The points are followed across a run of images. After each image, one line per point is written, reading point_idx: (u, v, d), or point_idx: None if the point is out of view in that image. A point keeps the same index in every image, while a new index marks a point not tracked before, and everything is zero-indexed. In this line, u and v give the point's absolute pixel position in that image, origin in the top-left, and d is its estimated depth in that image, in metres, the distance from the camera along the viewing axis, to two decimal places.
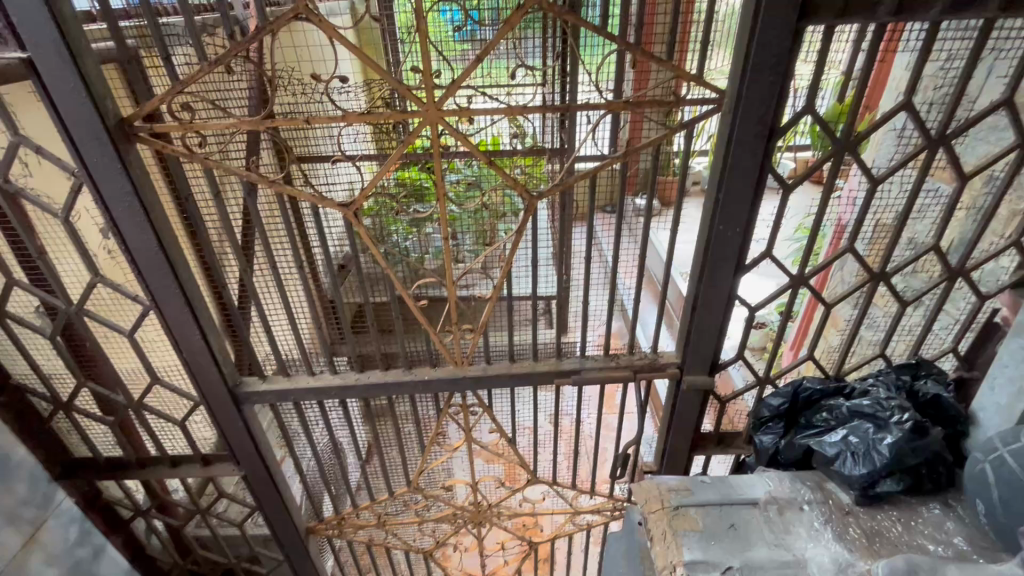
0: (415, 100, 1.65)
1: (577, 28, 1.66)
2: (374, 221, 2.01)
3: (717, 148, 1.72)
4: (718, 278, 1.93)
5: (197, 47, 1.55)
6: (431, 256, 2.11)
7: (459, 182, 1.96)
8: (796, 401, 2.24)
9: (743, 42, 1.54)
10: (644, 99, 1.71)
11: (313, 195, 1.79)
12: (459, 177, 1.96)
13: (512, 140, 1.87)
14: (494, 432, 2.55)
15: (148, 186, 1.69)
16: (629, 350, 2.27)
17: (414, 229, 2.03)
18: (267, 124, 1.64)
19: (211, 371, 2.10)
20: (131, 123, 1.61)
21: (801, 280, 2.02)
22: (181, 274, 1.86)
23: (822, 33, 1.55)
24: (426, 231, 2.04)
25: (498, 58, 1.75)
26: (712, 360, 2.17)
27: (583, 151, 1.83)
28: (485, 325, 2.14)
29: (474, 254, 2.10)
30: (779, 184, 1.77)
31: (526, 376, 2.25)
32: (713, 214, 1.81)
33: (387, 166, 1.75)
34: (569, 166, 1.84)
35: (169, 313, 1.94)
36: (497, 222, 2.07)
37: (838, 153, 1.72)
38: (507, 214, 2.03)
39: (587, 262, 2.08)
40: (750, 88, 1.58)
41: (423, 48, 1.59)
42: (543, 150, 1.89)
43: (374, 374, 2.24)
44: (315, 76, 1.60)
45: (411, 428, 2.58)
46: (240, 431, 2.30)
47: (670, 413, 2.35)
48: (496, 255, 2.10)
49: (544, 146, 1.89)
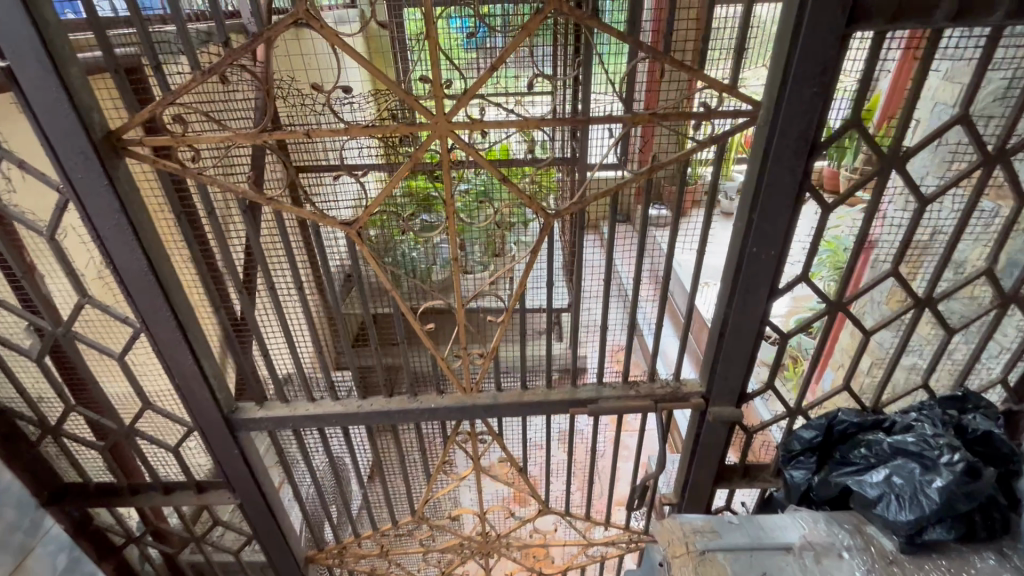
0: (422, 111, 1.52)
1: (593, 31, 1.54)
2: (380, 232, 1.88)
3: (750, 165, 1.59)
4: (749, 304, 1.78)
5: (190, 55, 1.44)
6: (439, 266, 2.02)
7: (468, 192, 1.82)
8: (830, 434, 2.07)
9: (783, 50, 1.41)
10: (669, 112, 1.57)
11: (313, 212, 1.67)
12: (468, 187, 1.81)
13: (522, 147, 1.74)
14: (504, 461, 2.40)
15: (137, 204, 1.58)
16: (649, 377, 2.12)
17: (422, 239, 1.91)
18: (264, 137, 1.51)
19: (205, 396, 1.98)
20: (120, 135, 1.49)
21: (840, 306, 1.85)
22: (173, 295, 1.75)
23: (870, 40, 1.41)
24: (433, 242, 1.92)
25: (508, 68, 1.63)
26: (740, 390, 2.01)
27: (592, 161, 1.72)
28: (497, 349, 2.00)
29: (484, 267, 2.03)
30: (819, 204, 1.63)
31: (539, 404, 2.10)
32: (745, 235, 1.66)
33: (392, 183, 1.62)
34: (583, 181, 1.72)
35: (160, 336, 1.82)
36: (508, 234, 1.96)
37: (884, 171, 1.57)
38: (517, 225, 1.92)
39: (605, 283, 1.94)
40: (790, 99, 1.44)
41: (433, 57, 1.45)
42: (553, 160, 1.74)
43: (376, 402, 2.10)
44: (318, 87, 1.48)
45: (416, 456, 2.44)
46: (236, 459, 2.18)
47: (693, 444, 2.20)
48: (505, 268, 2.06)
49: (554, 156, 1.73)
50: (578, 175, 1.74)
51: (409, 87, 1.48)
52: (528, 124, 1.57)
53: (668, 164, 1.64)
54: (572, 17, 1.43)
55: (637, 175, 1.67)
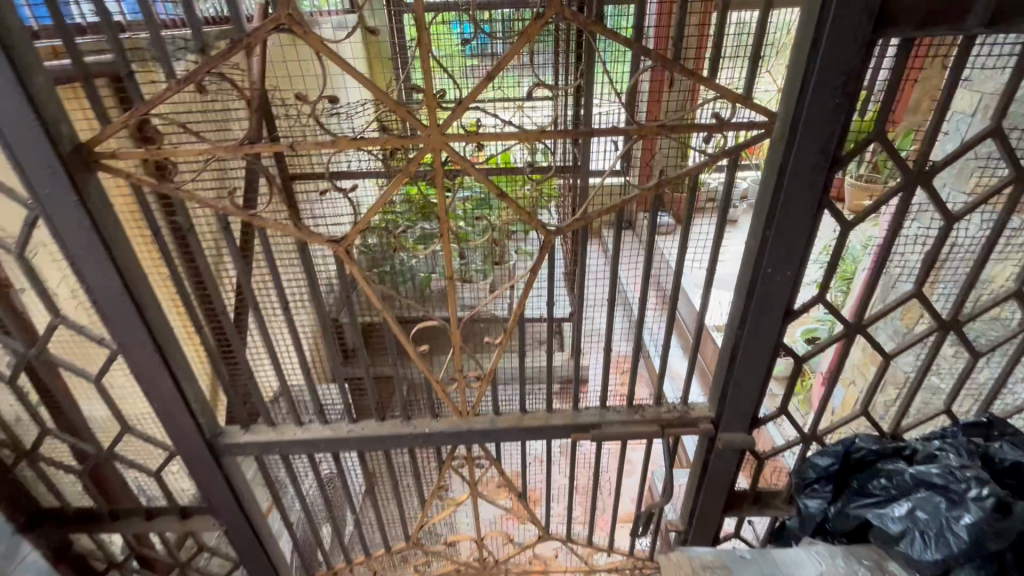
0: (414, 122, 1.42)
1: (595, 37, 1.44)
2: (378, 241, 1.81)
3: (764, 181, 1.49)
4: (763, 328, 1.68)
5: (165, 63, 1.34)
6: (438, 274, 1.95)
7: (468, 199, 1.76)
8: (847, 462, 1.96)
9: (803, 59, 1.31)
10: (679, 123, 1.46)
11: (299, 229, 1.56)
12: (468, 194, 1.76)
13: (524, 153, 1.68)
14: (503, 486, 2.29)
15: (110, 221, 1.48)
16: (655, 401, 2.01)
17: (421, 247, 1.84)
18: (245, 150, 1.41)
19: (186, 421, 1.88)
20: (91, 149, 1.40)
21: (860, 328, 1.74)
22: (150, 316, 1.65)
23: (897, 48, 1.31)
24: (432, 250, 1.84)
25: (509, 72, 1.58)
26: (752, 415, 1.90)
27: (591, 167, 1.67)
28: (494, 372, 1.89)
29: (483, 274, 2.04)
30: (838, 221, 1.52)
31: (539, 429, 1.99)
32: (760, 254, 1.56)
33: (382, 199, 1.52)
34: (582, 186, 1.62)
35: (137, 359, 1.72)
36: (508, 242, 1.91)
37: (910, 187, 1.47)
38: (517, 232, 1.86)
39: (609, 303, 1.83)
40: (810, 111, 1.34)
41: (426, 66, 1.35)
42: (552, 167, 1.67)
43: (367, 426, 2.00)
44: (302, 98, 1.37)
45: (410, 480, 2.32)
46: (220, 485, 2.07)
47: (701, 471, 2.08)
48: (504, 275, 2.04)
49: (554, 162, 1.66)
50: (580, 189, 1.64)
51: (400, 97, 1.38)
52: (525, 137, 1.46)
53: (676, 179, 1.54)
54: (575, 22, 1.33)
55: (643, 191, 1.57)
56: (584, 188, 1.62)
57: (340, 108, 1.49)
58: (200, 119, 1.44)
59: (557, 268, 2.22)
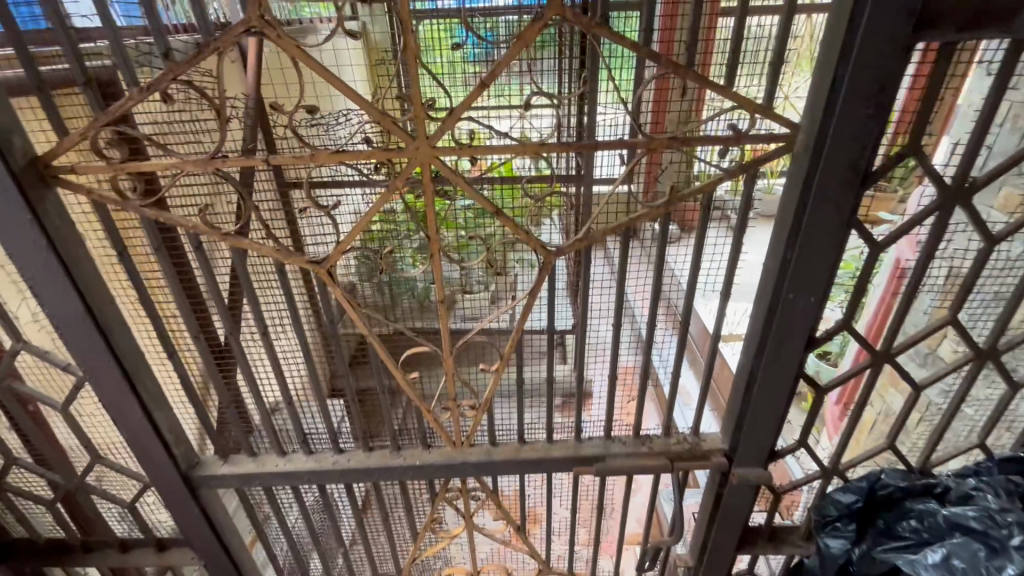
0: (401, 134, 1.29)
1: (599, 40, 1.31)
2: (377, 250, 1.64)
3: (785, 199, 1.36)
4: (783, 357, 1.54)
5: (127, 70, 1.22)
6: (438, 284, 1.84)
7: (469, 207, 1.64)
8: (872, 498, 1.80)
9: (830, 65, 1.18)
10: (692, 135, 1.33)
11: (278, 248, 1.44)
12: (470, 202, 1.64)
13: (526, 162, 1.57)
14: (500, 519, 2.15)
15: (70, 240, 1.36)
16: (664, 432, 1.87)
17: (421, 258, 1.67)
18: (216, 165, 1.29)
19: (158, 453, 1.75)
20: (48, 163, 1.28)
21: (887, 357, 1.60)
22: (117, 341, 1.53)
23: (936, 53, 1.18)
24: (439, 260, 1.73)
25: (509, 80, 1.43)
26: (769, 449, 1.76)
27: (596, 174, 1.53)
28: (491, 401, 1.75)
29: (485, 286, 1.83)
30: (866, 243, 1.39)
31: (539, 462, 1.85)
32: (781, 278, 1.42)
33: (368, 217, 1.39)
34: (585, 198, 1.50)
35: (104, 387, 1.60)
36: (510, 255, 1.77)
37: (946, 206, 1.33)
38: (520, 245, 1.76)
39: (615, 327, 1.70)
40: (839, 123, 1.21)
41: (413, 73, 1.22)
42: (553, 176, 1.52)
43: (354, 458, 1.86)
44: (277, 108, 1.25)
45: (401, 512, 2.18)
46: (197, 519, 1.93)
47: (714, 506, 1.93)
48: (505, 288, 1.90)
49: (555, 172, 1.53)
50: (582, 205, 1.52)
51: (385, 106, 1.26)
52: (523, 151, 1.34)
53: (687, 196, 1.41)
54: (578, 24, 1.21)
55: (652, 208, 1.44)
56: (586, 205, 1.49)
57: (321, 117, 1.37)
58: (169, 130, 1.32)
59: (559, 284, 2.09)
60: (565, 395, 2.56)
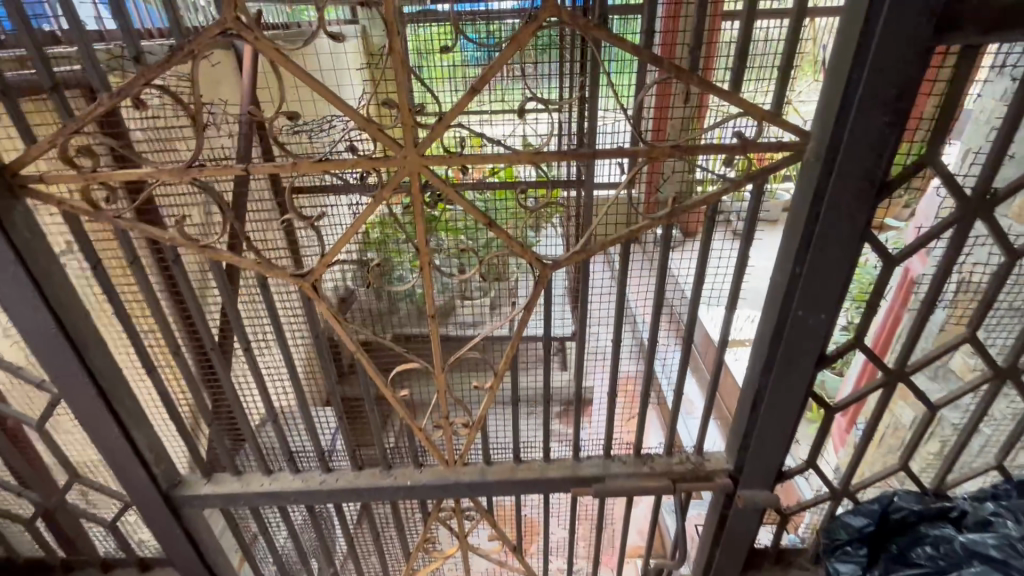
0: (388, 141, 1.22)
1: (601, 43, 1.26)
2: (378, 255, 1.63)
3: (794, 210, 1.29)
4: (793, 376, 1.46)
5: (97, 74, 1.16)
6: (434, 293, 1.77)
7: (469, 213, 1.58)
8: (885, 522, 1.72)
9: (843, 69, 1.10)
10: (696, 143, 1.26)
11: (259, 261, 1.36)
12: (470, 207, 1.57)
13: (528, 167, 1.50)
14: (495, 539, 2.07)
15: (40, 253, 1.30)
16: (666, 451, 1.79)
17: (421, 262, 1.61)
18: (193, 174, 1.22)
19: (138, 473, 1.67)
20: (16, 172, 1.22)
21: (902, 375, 1.52)
22: (92, 358, 1.46)
23: (957, 57, 1.11)
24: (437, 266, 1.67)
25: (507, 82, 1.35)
26: (776, 470, 1.68)
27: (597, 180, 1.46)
28: (485, 418, 1.68)
29: (485, 292, 1.79)
30: (881, 257, 1.31)
31: (536, 482, 1.78)
32: (789, 294, 1.35)
33: (353, 228, 1.31)
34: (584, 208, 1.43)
35: (79, 405, 1.53)
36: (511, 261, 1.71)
37: (966, 218, 1.26)
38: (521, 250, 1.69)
39: (614, 342, 1.62)
40: (853, 131, 1.13)
41: (400, 77, 1.15)
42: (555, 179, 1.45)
43: (342, 477, 1.79)
44: (256, 114, 1.18)
45: (393, 531, 2.10)
46: (179, 541, 1.86)
47: (718, 528, 1.85)
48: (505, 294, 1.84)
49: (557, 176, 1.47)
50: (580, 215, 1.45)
51: (371, 113, 1.19)
52: (516, 160, 1.26)
53: (689, 206, 1.33)
54: (575, 26, 1.14)
55: (653, 220, 1.36)
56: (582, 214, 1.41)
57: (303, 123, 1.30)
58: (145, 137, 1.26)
59: (557, 293, 2.01)
60: (564, 406, 2.49)
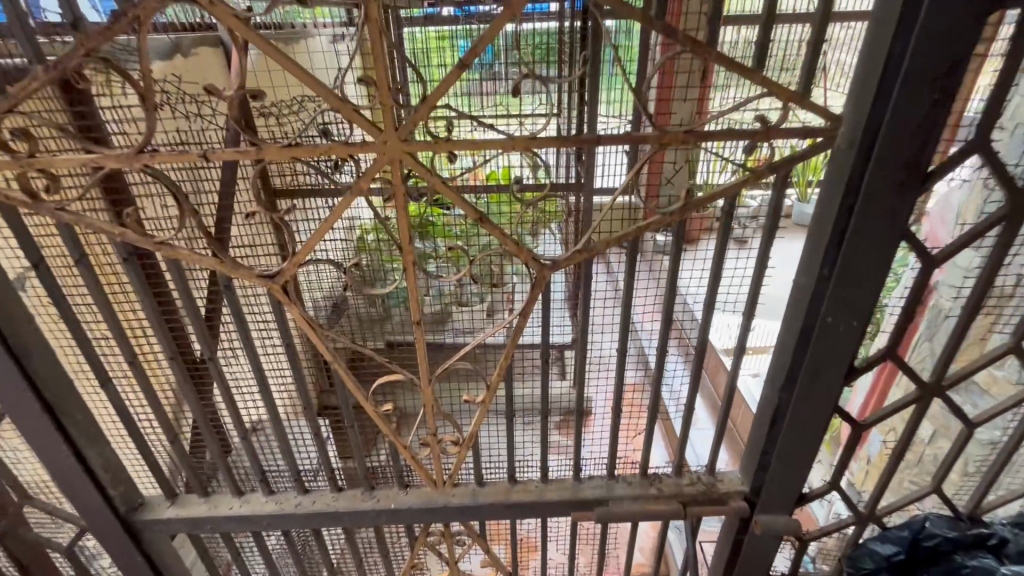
0: (365, 124, 1.07)
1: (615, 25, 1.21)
2: (371, 259, 1.70)
3: (824, 204, 1.15)
4: (819, 390, 1.32)
5: (30, 46, 1.02)
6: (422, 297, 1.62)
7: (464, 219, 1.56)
8: (916, 550, 1.56)
9: (882, 41, 0.97)
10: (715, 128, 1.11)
11: (221, 261, 1.21)
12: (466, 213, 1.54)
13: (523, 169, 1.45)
14: (489, 565, 1.91)
15: None
16: (675, 471, 1.64)
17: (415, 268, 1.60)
18: (144, 160, 1.07)
19: (91, 496, 1.51)
20: None
21: (937, 390, 1.37)
22: (36, 367, 1.30)
23: (1011, 29, 0.97)
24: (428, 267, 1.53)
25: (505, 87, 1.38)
26: (797, 492, 1.52)
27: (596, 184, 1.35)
28: (477, 436, 1.52)
29: (481, 299, 1.78)
30: (920, 257, 1.17)
31: (532, 506, 1.62)
32: (817, 298, 1.21)
33: (326, 223, 1.16)
34: (588, 202, 1.29)
35: (22, 421, 1.37)
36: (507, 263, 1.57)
37: (1015, 214, 1.12)
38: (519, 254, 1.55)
39: (618, 355, 1.47)
40: (893, 113, 1.00)
41: (377, 50, 1.00)
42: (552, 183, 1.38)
43: (320, 500, 1.62)
44: (213, 92, 1.03)
45: (377, 558, 1.93)
46: (140, 570, 1.69)
47: (732, 557, 1.69)
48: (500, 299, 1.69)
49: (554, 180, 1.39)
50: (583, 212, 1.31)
51: (345, 91, 1.04)
52: (510, 146, 1.11)
53: (704, 200, 1.19)
54: None
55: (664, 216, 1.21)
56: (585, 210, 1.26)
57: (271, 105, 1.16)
58: (95, 120, 1.12)
59: (556, 297, 1.87)
60: (563, 418, 2.34)
